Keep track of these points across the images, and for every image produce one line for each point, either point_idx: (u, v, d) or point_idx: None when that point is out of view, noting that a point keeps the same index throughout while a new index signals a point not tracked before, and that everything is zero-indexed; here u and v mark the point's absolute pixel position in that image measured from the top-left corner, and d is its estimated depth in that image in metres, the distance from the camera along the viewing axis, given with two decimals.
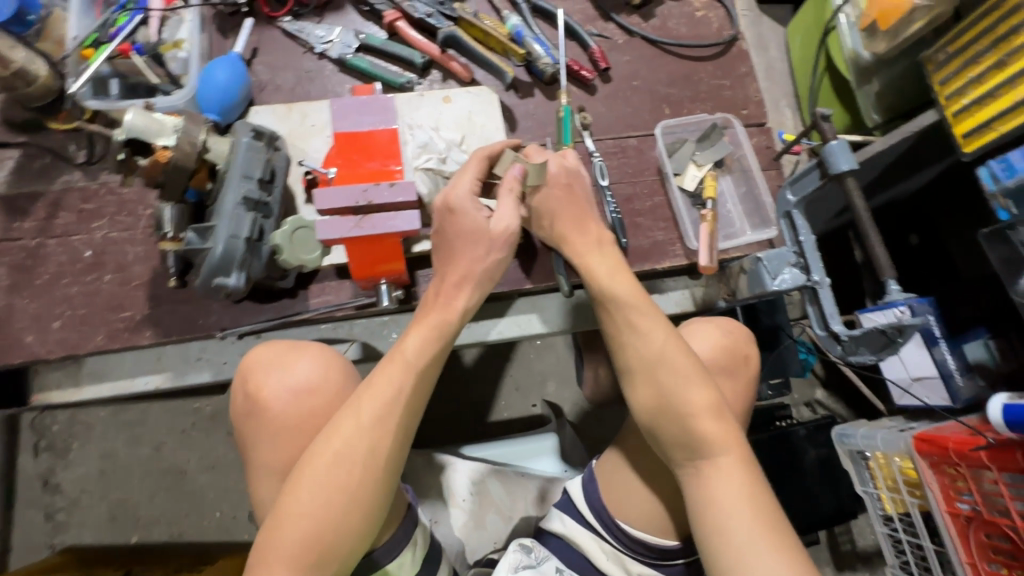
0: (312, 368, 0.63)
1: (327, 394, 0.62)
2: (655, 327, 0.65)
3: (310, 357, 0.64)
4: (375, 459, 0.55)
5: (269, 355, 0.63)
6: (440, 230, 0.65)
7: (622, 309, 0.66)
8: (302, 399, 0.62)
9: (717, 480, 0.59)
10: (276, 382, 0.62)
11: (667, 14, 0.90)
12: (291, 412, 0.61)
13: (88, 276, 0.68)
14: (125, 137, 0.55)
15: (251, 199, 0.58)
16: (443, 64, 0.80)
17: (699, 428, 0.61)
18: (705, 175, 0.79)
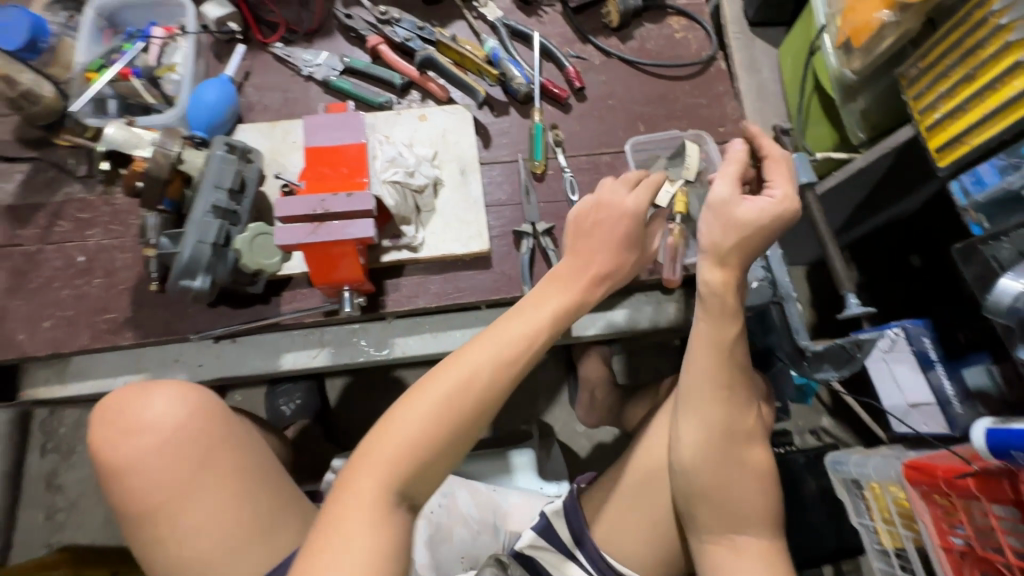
0: (167, 400, 0.61)
1: (182, 437, 0.59)
2: (737, 402, 0.65)
3: (164, 397, 0.61)
4: (424, 476, 0.55)
5: (127, 395, 0.61)
6: (580, 218, 0.69)
7: (707, 383, 0.64)
8: (147, 439, 0.59)
9: (744, 555, 0.63)
10: (124, 428, 0.59)
11: (646, 36, 0.93)
12: (142, 458, 0.58)
13: (78, 279, 0.73)
14: (107, 150, 0.61)
15: (220, 208, 0.62)
16: (422, 85, 0.84)
17: (737, 486, 0.64)
18: (676, 192, 0.73)
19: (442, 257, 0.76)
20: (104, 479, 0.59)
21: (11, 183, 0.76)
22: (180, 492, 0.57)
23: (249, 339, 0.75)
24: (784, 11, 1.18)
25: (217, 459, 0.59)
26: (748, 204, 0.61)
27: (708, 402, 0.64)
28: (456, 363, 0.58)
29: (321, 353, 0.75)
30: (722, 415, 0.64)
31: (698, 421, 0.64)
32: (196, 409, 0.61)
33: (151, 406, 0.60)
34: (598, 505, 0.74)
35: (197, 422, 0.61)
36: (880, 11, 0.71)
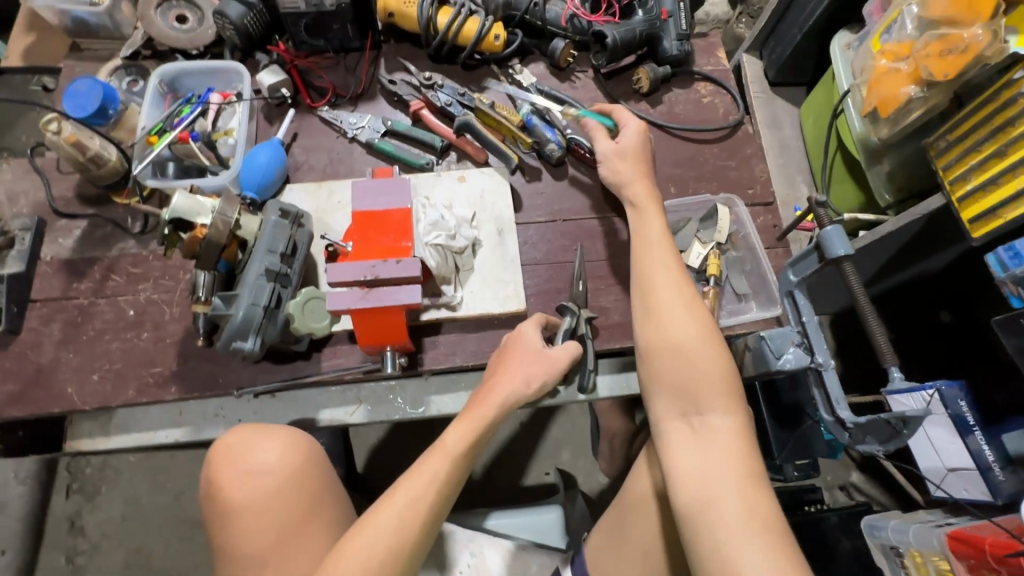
0: (279, 451, 0.65)
1: (295, 478, 0.65)
2: (680, 284, 0.67)
3: (277, 444, 0.65)
4: (400, 547, 0.58)
5: (237, 439, 0.65)
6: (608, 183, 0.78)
7: (661, 307, 0.66)
8: (265, 483, 0.64)
9: (705, 438, 0.60)
10: (242, 470, 0.64)
11: (674, 101, 0.96)
12: (261, 499, 0.64)
13: (128, 332, 0.75)
14: (169, 217, 0.62)
15: (272, 271, 0.64)
16: (460, 146, 0.88)
17: (695, 356, 0.63)
18: (709, 253, 0.81)
19: (479, 315, 0.78)
20: (221, 517, 0.65)
21: (69, 238, 0.79)
22: (287, 537, 0.63)
23: (289, 394, 0.76)
24: (804, 72, 1.22)
25: (321, 509, 0.66)
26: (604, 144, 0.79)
27: (656, 259, 0.69)
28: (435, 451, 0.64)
29: (357, 410, 0.76)
30: (668, 278, 0.67)
31: (655, 286, 0.67)
32: (304, 452, 0.67)
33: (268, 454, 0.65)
34: (591, 552, 0.79)
35: (303, 467, 0.66)
36: (906, 86, 0.75)
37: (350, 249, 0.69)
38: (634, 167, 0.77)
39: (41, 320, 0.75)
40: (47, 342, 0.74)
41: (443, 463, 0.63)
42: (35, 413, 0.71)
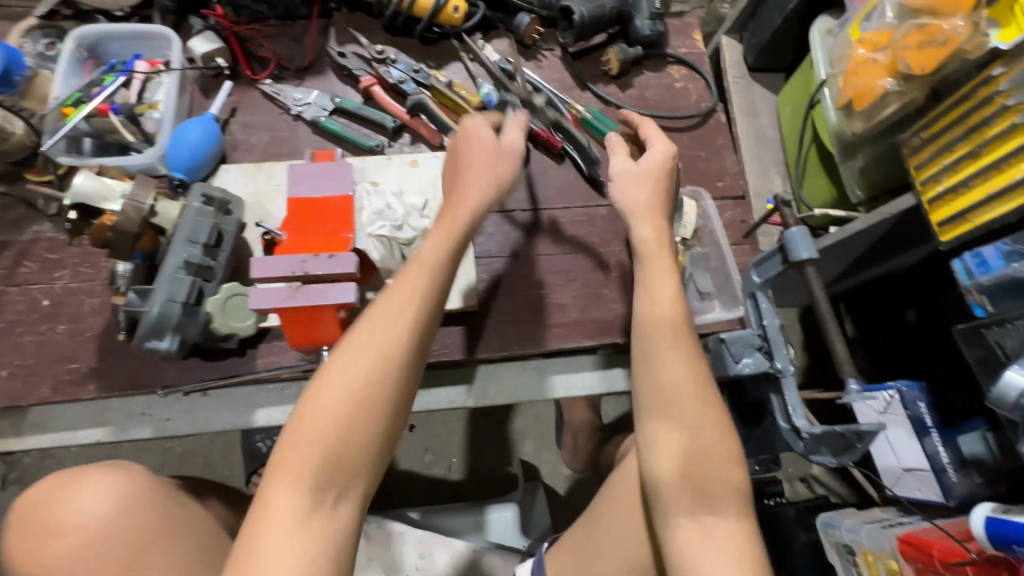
0: (99, 495, 0.62)
1: (114, 519, 0.61)
2: (671, 285, 0.63)
3: (99, 486, 0.62)
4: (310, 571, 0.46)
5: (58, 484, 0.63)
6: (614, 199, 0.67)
7: (657, 315, 0.62)
8: (80, 535, 0.60)
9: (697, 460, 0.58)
10: (55, 520, 0.61)
11: (645, 84, 0.91)
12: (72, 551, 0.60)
13: (43, 324, 0.69)
14: (74, 201, 0.57)
15: (192, 263, 0.58)
16: (413, 127, 0.82)
17: (686, 373, 0.60)
18: (672, 249, 0.78)
19: None
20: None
21: None
22: None
23: (222, 392, 0.71)
24: (784, 58, 1.18)
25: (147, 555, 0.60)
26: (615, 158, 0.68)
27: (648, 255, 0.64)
28: (352, 436, 0.50)
29: (297, 410, 0.72)
30: (668, 281, 0.63)
31: (655, 287, 0.63)
32: (125, 492, 0.63)
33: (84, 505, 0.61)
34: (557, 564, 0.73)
35: (127, 509, 0.62)
36: (882, 79, 0.71)
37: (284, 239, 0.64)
38: (650, 197, 0.65)
39: None
40: None
41: (354, 460, 0.50)
42: None
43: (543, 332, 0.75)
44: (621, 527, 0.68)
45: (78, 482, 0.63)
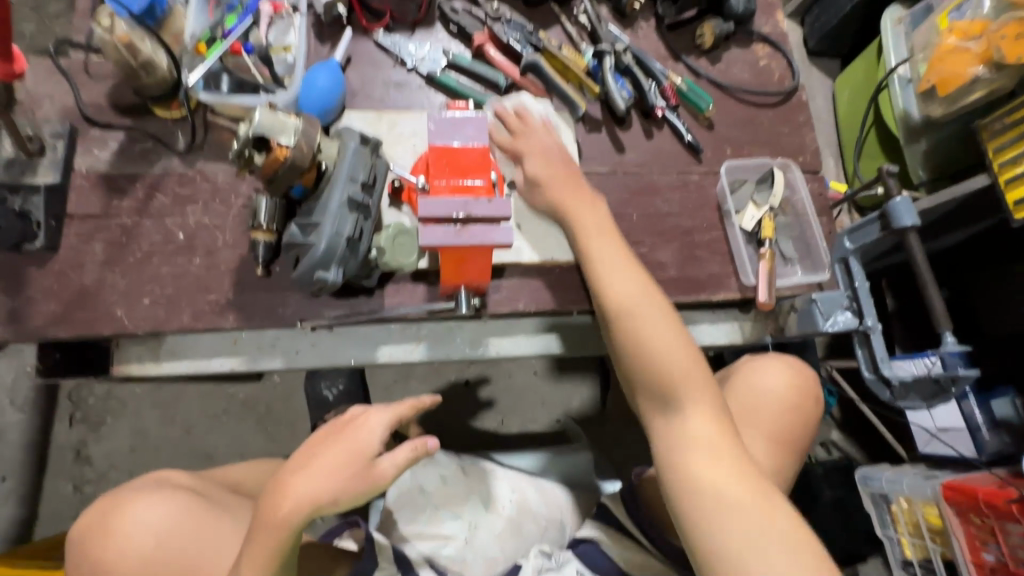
0: (158, 511, 0.66)
1: (180, 530, 0.65)
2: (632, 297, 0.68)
3: (160, 502, 0.66)
4: None
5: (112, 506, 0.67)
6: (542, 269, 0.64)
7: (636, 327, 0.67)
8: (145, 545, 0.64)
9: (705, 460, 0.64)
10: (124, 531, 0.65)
11: (732, 60, 0.96)
12: (140, 565, 0.64)
13: (179, 257, 0.71)
14: (249, 133, 0.58)
15: (355, 200, 0.62)
16: (522, 87, 0.85)
17: (673, 377, 0.66)
18: (764, 216, 0.83)
19: (543, 262, 0.78)
20: None
21: (105, 151, 0.73)
22: None
23: (346, 330, 0.75)
24: (844, 44, 1.23)
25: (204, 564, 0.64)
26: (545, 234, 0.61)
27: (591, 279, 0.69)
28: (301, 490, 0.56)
29: (417, 348, 0.76)
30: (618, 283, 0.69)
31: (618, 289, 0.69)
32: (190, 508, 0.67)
33: (135, 535, 0.64)
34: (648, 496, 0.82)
35: (192, 517, 0.66)
36: (974, 66, 0.77)
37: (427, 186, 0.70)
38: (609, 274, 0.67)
39: (81, 237, 0.70)
40: (90, 262, 0.69)
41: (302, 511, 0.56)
42: (82, 335, 0.68)
43: None
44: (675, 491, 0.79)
45: (119, 513, 0.66)
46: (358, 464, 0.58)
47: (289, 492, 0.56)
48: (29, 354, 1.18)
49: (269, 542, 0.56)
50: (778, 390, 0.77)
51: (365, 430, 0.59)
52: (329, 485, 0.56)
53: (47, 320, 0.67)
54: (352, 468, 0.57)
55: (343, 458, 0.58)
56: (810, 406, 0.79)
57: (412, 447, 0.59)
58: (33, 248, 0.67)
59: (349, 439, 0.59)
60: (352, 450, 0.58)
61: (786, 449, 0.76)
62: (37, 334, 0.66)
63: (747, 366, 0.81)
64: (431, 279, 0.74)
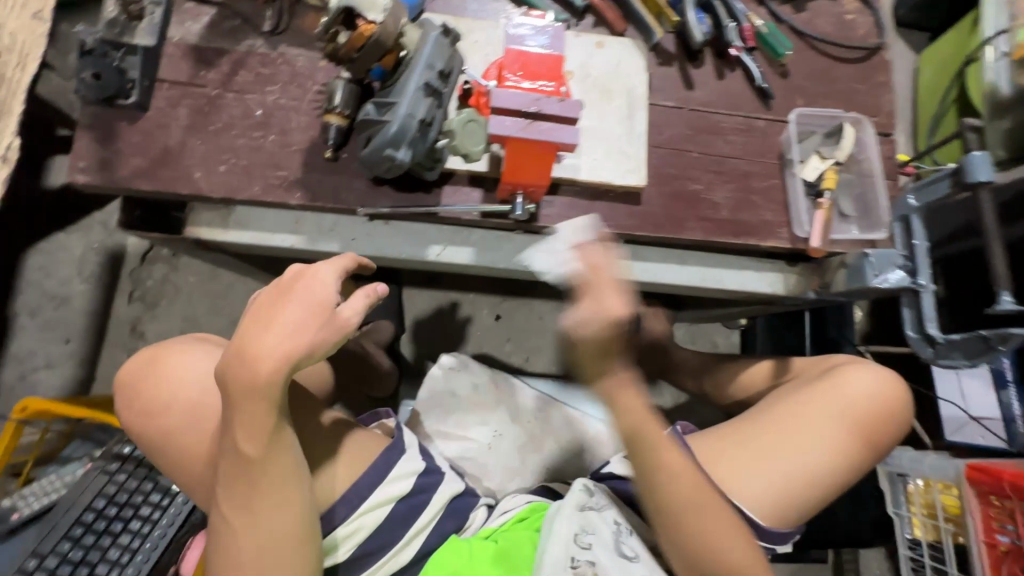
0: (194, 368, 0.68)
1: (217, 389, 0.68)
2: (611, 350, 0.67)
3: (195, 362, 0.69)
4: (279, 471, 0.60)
5: (141, 367, 0.69)
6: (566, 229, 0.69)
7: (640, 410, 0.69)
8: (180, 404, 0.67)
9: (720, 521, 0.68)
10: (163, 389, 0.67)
11: (817, 11, 0.93)
12: (176, 427, 0.66)
13: (256, 132, 0.75)
14: (342, 5, 0.60)
15: (431, 87, 0.64)
16: (598, 11, 0.84)
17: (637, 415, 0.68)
18: (827, 167, 0.82)
19: (598, 184, 0.79)
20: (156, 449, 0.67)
21: (197, 24, 0.77)
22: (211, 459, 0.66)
23: (401, 224, 0.78)
24: (936, 17, 1.17)
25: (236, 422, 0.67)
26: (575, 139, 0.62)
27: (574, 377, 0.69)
28: (269, 334, 0.59)
29: (466, 251, 0.79)
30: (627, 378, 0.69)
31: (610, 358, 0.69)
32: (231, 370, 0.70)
33: (182, 385, 0.67)
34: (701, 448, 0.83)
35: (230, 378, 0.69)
36: None
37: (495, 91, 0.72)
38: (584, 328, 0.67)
39: (169, 101, 0.74)
40: (175, 124, 0.74)
41: (271, 356, 0.59)
42: (163, 192, 0.72)
43: (694, 223, 0.81)
44: (747, 454, 0.81)
45: (162, 362, 0.69)
46: (326, 314, 0.61)
47: (268, 351, 0.58)
48: (98, 232, 1.26)
49: (263, 408, 0.59)
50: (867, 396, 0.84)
51: (312, 284, 0.62)
52: (320, 334, 0.60)
53: (132, 173, 0.72)
54: (319, 320, 0.61)
55: (320, 317, 0.61)
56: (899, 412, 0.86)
57: (369, 297, 0.65)
58: (126, 103, 0.72)
59: (309, 292, 0.62)
60: (313, 299, 0.62)
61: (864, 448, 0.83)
62: (124, 184, 0.71)
63: (844, 367, 0.88)
64: (487, 185, 0.77)
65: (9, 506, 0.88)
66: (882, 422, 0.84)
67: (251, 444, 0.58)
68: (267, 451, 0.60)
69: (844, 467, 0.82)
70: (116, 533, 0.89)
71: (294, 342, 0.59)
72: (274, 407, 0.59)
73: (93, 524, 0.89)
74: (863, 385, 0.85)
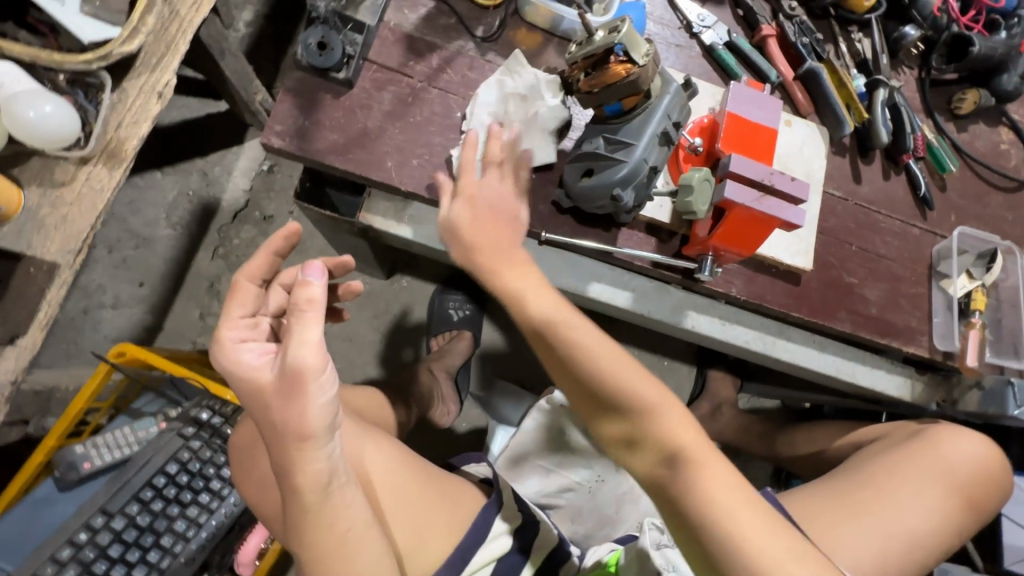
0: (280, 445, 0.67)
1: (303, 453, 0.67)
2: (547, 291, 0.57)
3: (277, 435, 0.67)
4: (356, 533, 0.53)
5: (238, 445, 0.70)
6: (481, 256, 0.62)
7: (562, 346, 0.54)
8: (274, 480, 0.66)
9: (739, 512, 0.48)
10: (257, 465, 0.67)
11: (976, 134, 0.96)
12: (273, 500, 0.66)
13: (452, 133, 0.74)
14: (606, 39, 0.59)
15: (667, 136, 0.64)
16: (788, 90, 0.86)
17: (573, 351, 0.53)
18: (975, 289, 0.83)
19: (764, 258, 0.79)
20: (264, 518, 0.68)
21: (414, 13, 0.76)
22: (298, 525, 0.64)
23: (569, 255, 0.77)
24: None
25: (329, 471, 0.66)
26: (798, 218, 0.62)
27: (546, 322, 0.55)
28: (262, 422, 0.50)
29: (624, 295, 0.78)
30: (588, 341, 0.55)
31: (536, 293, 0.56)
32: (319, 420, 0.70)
33: (261, 460, 0.67)
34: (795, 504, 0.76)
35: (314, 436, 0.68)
36: None
37: (701, 149, 0.72)
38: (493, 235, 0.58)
39: (375, 84, 0.73)
40: (376, 108, 0.72)
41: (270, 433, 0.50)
42: (351, 173, 0.71)
43: (844, 314, 0.82)
44: (848, 515, 0.73)
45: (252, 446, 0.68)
46: (277, 385, 0.50)
47: (300, 469, 0.49)
48: (194, 179, 1.21)
49: (314, 496, 0.50)
50: (963, 462, 0.77)
51: (239, 369, 0.51)
52: (296, 412, 0.48)
53: (328, 148, 0.70)
54: (278, 399, 0.49)
55: (278, 404, 0.49)
56: (999, 480, 0.78)
57: (315, 313, 0.49)
58: (336, 77, 0.70)
59: (247, 390, 0.51)
60: (258, 392, 0.51)
61: (966, 513, 0.76)
62: (318, 157, 0.70)
63: (939, 426, 0.82)
64: (663, 235, 0.76)
65: (81, 453, 0.81)
66: (979, 487, 0.77)
67: (311, 543, 0.52)
68: (322, 524, 0.51)
69: (937, 531, 0.74)
70: (185, 504, 0.85)
71: (284, 430, 0.49)
72: (317, 513, 0.51)
73: (164, 489, 0.84)
74: (955, 450, 0.78)
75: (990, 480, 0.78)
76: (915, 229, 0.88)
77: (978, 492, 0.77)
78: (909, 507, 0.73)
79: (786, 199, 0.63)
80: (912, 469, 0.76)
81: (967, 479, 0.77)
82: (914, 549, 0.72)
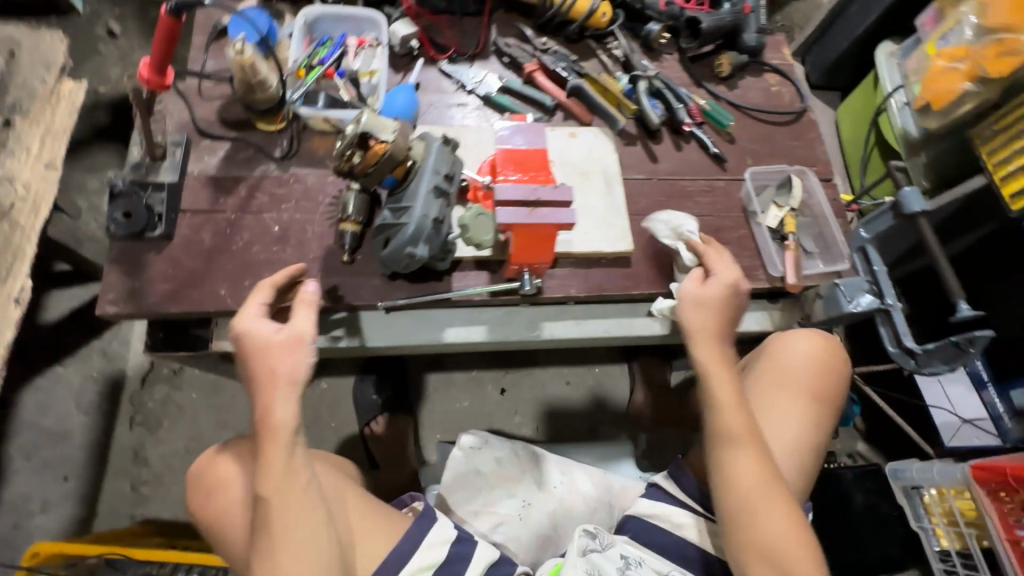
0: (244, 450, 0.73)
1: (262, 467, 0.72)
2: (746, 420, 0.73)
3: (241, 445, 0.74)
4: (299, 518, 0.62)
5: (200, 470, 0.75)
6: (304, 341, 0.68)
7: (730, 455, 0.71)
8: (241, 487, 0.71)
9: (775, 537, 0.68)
10: (218, 481, 0.73)
11: (747, 86, 1.08)
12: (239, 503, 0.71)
13: (275, 246, 0.81)
14: (357, 130, 0.69)
15: (441, 189, 0.73)
16: (567, 107, 0.98)
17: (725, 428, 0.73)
18: (785, 215, 0.92)
19: (592, 254, 0.87)
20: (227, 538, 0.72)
21: (214, 157, 0.85)
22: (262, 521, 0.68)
23: (416, 311, 0.83)
24: (842, 78, 1.37)
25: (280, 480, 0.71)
26: (569, 219, 0.71)
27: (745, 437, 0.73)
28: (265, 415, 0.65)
29: (480, 330, 0.84)
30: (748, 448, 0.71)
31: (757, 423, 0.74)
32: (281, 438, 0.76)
33: (225, 475, 0.73)
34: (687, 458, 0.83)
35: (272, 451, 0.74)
36: (961, 82, 0.96)
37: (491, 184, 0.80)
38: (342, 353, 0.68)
39: (192, 228, 0.80)
40: (198, 249, 0.79)
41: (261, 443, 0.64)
42: (191, 312, 0.77)
43: (682, 277, 0.90)
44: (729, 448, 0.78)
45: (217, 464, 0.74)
46: (280, 340, 0.66)
47: (279, 417, 0.65)
48: (95, 361, 1.25)
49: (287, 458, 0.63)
50: (804, 362, 0.82)
51: (251, 328, 0.66)
52: (296, 360, 0.66)
53: (162, 298, 0.76)
54: (291, 348, 0.66)
55: (280, 357, 0.66)
56: (839, 364, 0.83)
57: (311, 305, 0.68)
58: (153, 235, 0.77)
59: (254, 344, 0.66)
60: (263, 348, 0.66)
61: (821, 408, 0.81)
62: (155, 310, 0.76)
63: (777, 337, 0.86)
64: (492, 266, 0.83)
65: None
66: (825, 379, 0.82)
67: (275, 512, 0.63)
68: (292, 497, 0.63)
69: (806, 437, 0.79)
70: None
71: (293, 369, 0.66)
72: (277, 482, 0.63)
73: None
74: (794, 351, 0.82)
75: (832, 373, 0.82)
76: (721, 184, 0.98)
77: (831, 383, 0.82)
78: (779, 427, 0.79)
79: (554, 206, 0.71)
80: (760, 386, 0.82)
81: (812, 376, 0.81)
82: (787, 464, 0.77)
